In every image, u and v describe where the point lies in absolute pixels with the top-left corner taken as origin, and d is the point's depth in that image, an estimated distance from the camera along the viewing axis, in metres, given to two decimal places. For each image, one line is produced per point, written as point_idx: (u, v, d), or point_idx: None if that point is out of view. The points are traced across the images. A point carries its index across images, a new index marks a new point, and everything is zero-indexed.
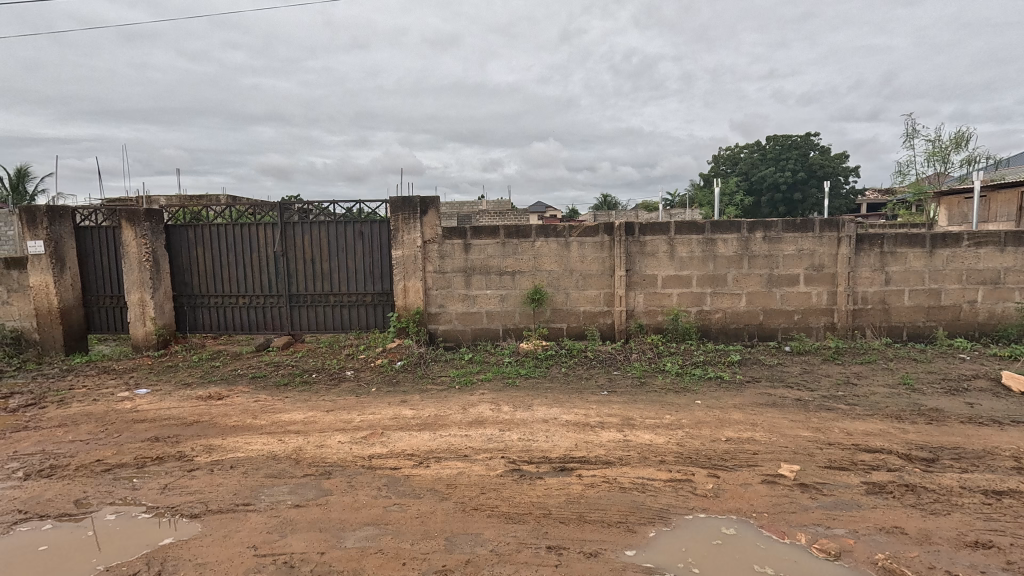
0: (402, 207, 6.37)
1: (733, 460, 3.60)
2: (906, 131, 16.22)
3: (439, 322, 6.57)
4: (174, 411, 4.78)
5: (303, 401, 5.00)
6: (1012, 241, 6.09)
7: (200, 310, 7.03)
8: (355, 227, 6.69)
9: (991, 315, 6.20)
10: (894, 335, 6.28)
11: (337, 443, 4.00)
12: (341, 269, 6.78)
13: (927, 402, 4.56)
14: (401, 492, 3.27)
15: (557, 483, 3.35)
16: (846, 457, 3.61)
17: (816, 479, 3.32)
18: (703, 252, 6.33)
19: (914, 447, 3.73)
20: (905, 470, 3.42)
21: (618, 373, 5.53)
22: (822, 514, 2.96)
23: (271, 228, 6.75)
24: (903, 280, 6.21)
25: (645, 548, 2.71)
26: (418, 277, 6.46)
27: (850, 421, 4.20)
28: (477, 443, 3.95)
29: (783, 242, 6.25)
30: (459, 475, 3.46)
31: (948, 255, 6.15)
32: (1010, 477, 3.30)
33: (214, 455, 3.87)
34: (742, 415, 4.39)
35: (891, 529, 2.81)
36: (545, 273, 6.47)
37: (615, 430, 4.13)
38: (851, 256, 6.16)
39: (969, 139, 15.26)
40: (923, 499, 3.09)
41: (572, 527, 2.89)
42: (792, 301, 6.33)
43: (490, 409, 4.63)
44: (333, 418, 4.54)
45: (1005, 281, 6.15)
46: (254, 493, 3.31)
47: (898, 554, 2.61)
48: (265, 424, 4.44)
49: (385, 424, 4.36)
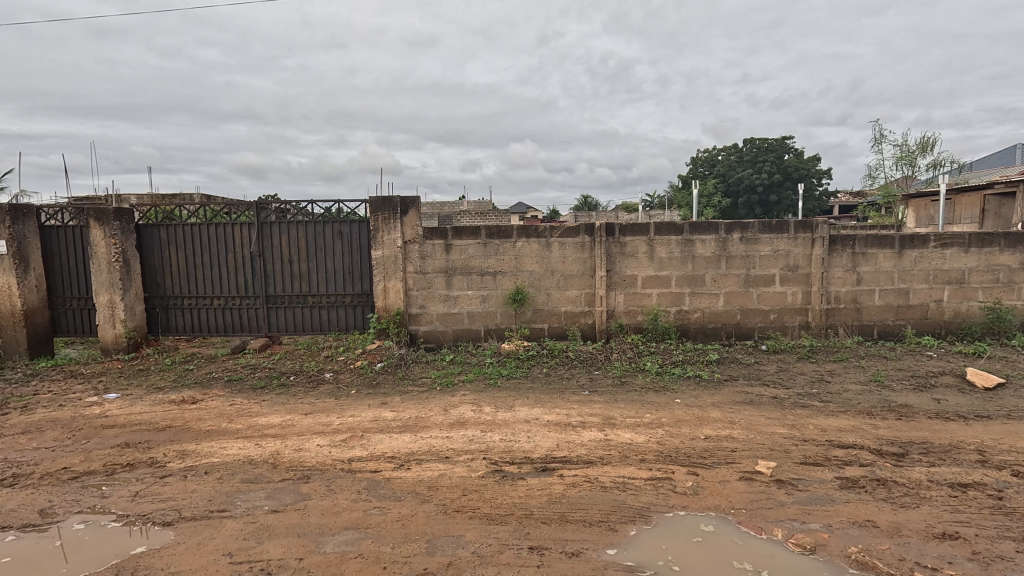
0: (383, 207, 6.31)
1: (712, 458, 3.66)
2: (876, 136, 16.63)
3: (419, 323, 6.53)
4: (146, 416, 4.64)
5: (281, 404, 4.91)
6: (976, 242, 6.32)
7: (172, 312, 6.85)
8: (334, 227, 6.59)
9: (957, 313, 6.42)
10: (865, 333, 6.46)
11: (316, 447, 3.94)
12: (319, 270, 6.67)
13: (896, 398, 4.70)
14: (381, 495, 3.23)
15: (539, 483, 3.35)
16: (821, 453, 3.69)
17: (791, 475, 3.39)
18: (682, 253, 6.41)
19: (884, 443, 3.83)
20: (876, 465, 3.52)
21: (600, 373, 5.57)
22: (797, 510, 3.02)
23: (248, 227, 6.63)
24: (874, 280, 6.39)
25: (625, 546, 2.73)
26: (398, 278, 6.40)
27: (824, 418, 4.30)
28: (458, 444, 3.93)
29: (759, 243, 6.38)
30: (440, 477, 3.44)
31: (916, 256, 6.35)
32: (975, 470, 3.42)
33: (188, 461, 3.77)
34: (720, 413, 4.46)
35: (864, 523, 2.88)
36: (526, 274, 6.47)
37: (597, 429, 4.15)
38: (824, 256, 6.33)
39: (935, 144, 15.78)
40: (894, 493, 3.17)
41: (554, 527, 2.90)
42: (769, 301, 6.46)
43: (472, 410, 4.61)
44: (312, 421, 4.46)
45: (969, 281, 6.38)
46: (230, 499, 3.23)
47: (870, 547, 2.68)
48: (242, 428, 4.34)
49: (365, 427, 4.30)
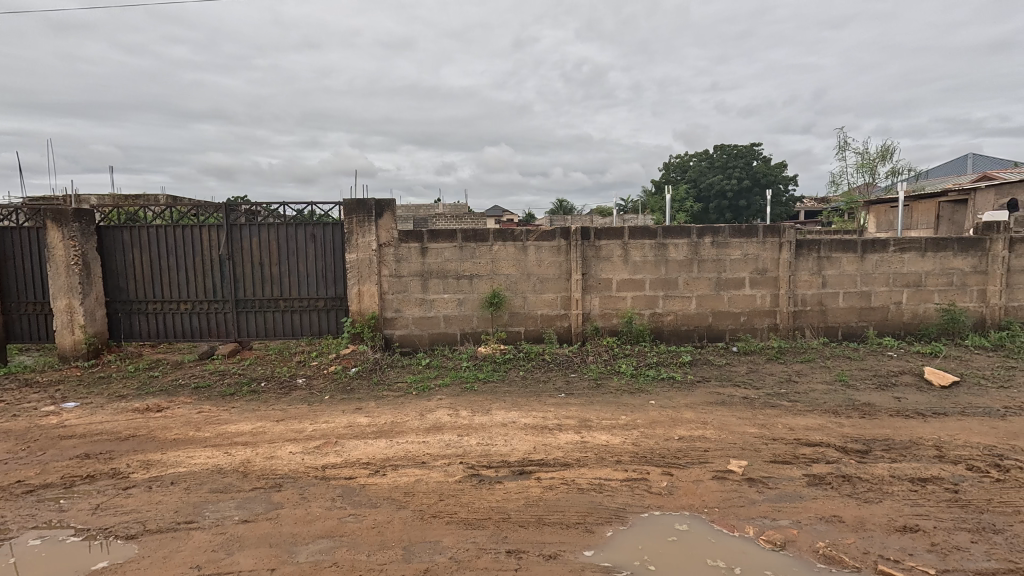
0: (357, 210, 6.23)
1: (686, 458, 3.72)
2: (839, 144, 17.27)
3: (395, 327, 6.47)
4: (107, 426, 4.46)
5: (251, 410, 4.78)
6: (932, 247, 6.61)
7: (135, 317, 6.61)
8: (307, 229, 6.47)
9: (916, 315, 6.70)
10: (831, 334, 6.68)
11: (288, 454, 3.86)
12: (291, 273, 6.54)
13: (860, 397, 4.87)
14: (356, 502, 3.18)
15: (516, 487, 3.35)
16: (789, 451, 3.80)
17: (762, 474, 3.48)
18: (655, 256, 6.52)
19: (849, 440, 3.97)
20: (842, 462, 3.64)
21: (576, 376, 5.61)
22: (768, 507, 3.10)
23: (217, 229, 6.45)
24: (838, 283, 6.62)
25: (602, 547, 2.75)
26: (373, 282, 6.33)
27: (792, 417, 4.43)
28: (435, 449, 3.90)
29: (730, 247, 6.54)
30: (416, 483, 3.40)
31: (877, 260, 6.61)
32: (933, 465, 3.58)
33: (152, 471, 3.64)
34: (693, 414, 4.55)
35: (830, 518, 2.98)
36: (502, 277, 6.48)
37: (573, 431, 4.18)
38: (791, 260, 6.53)
39: (893, 153, 16.47)
40: (858, 488, 3.29)
41: (531, 530, 2.90)
42: (739, 303, 6.62)
43: (448, 414, 4.58)
44: (284, 428, 4.36)
45: (926, 283, 6.67)
46: (197, 510, 3.13)
47: (836, 542, 2.77)
48: (211, 436, 4.21)
49: (339, 433, 4.23)
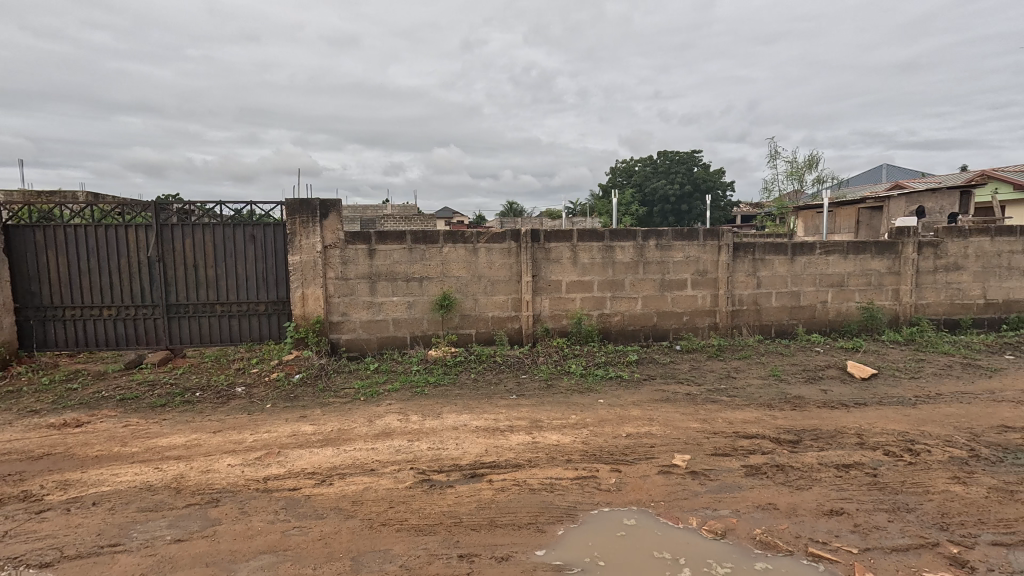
0: (300, 210, 6.00)
1: (633, 454, 3.84)
2: (770, 153, 18.37)
3: (341, 331, 6.28)
4: (17, 444, 4.06)
5: (184, 422, 4.49)
6: (853, 250, 7.15)
7: (50, 324, 6.06)
8: (246, 230, 6.18)
9: (839, 313, 7.22)
10: (765, 332, 7.08)
11: (226, 467, 3.66)
12: (229, 276, 6.21)
13: (791, 390, 5.19)
14: (301, 513, 3.06)
15: (467, 490, 3.33)
16: (729, 444, 3.99)
17: (704, 466, 3.64)
18: (603, 258, 6.68)
19: (782, 431, 4.22)
20: (776, 452, 3.87)
21: (527, 377, 5.65)
22: (709, 498, 3.25)
23: (145, 229, 6.03)
24: (771, 284, 7.03)
25: (553, 546, 2.79)
26: (318, 285, 6.12)
27: (731, 411, 4.66)
28: (384, 455, 3.82)
29: (673, 249, 6.80)
30: (365, 491, 3.31)
31: (805, 261, 7.07)
32: (856, 452, 3.86)
33: (70, 492, 3.34)
34: (640, 411, 4.69)
35: (766, 506, 3.15)
36: (453, 279, 6.44)
37: (524, 432, 4.21)
38: (729, 262, 6.87)
39: (819, 162, 17.70)
40: (790, 476, 3.51)
41: (484, 533, 2.89)
42: (681, 303, 6.89)
43: (398, 420, 4.49)
44: (221, 440, 4.13)
45: (848, 284, 7.20)
46: (123, 532, 2.90)
47: (771, 528, 2.93)
48: (138, 451, 3.93)
49: (282, 443, 4.05)
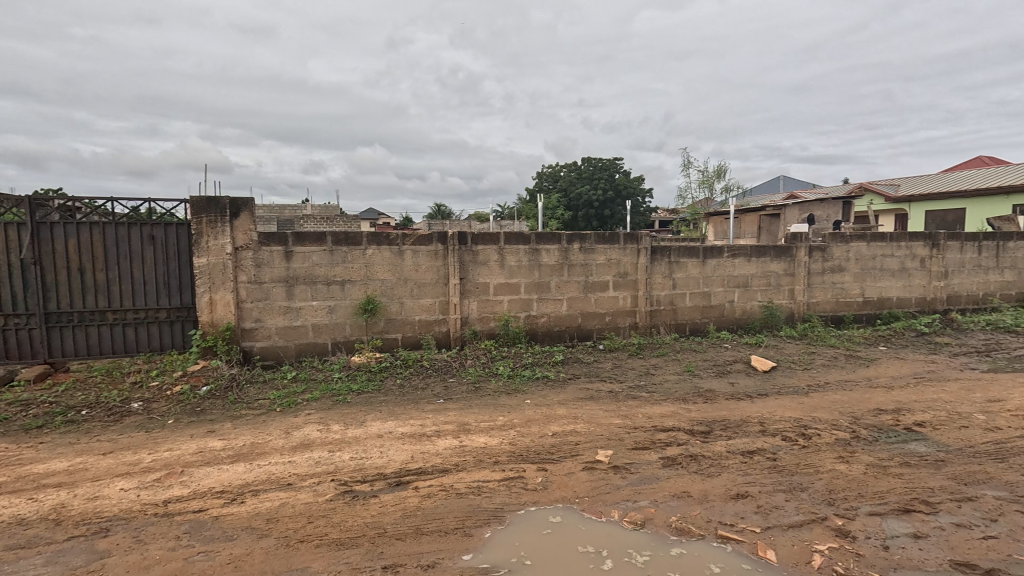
0: (207, 209, 5.56)
1: (558, 452, 3.92)
2: (684, 162, 19.60)
3: (255, 339, 5.89)
4: None
5: (66, 445, 3.99)
6: (755, 253, 7.79)
7: None
8: (143, 230, 5.64)
9: (744, 311, 7.83)
10: (680, 330, 7.52)
11: (118, 492, 3.30)
12: (123, 280, 5.63)
13: (703, 384, 5.55)
14: (207, 537, 2.82)
15: (392, 499, 3.24)
16: (648, 438, 4.19)
17: (625, 460, 3.79)
18: (529, 261, 6.78)
19: (695, 423, 4.50)
20: (689, 443, 4.11)
21: (454, 380, 5.61)
22: (630, 490, 3.39)
23: (17, 228, 5.32)
24: (685, 285, 7.48)
25: (481, 549, 2.78)
26: (228, 289, 5.70)
27: (650, 406, 4.90)
28: (302, 468, 3.62)
29: (596, 252, 7.05)
30: (281, 507, 3.12)
31: (715, 264, 7.60)
32: (759, 439, 4.20)
33: None
34: (566, 410, 4.81)
35: (681, 494, 3.34)
36: (377, 282, 6.25)
37: (452, 437, 4.16)
38: (647, 264, 7.24)
39: (726, 172, 19.12)
40: (702, 465, 3.74)
41: (409, 541, 2.83)
42: (604, 304, 7.15)
43: (318, 430, 4.28)
44: (113, 462, 3.71)
45: (752, 284, 7.83)
46: None
47: (686, 515, 3.11)
48: (7, 481, 3.43)
49: (186, 461, 3.72)
